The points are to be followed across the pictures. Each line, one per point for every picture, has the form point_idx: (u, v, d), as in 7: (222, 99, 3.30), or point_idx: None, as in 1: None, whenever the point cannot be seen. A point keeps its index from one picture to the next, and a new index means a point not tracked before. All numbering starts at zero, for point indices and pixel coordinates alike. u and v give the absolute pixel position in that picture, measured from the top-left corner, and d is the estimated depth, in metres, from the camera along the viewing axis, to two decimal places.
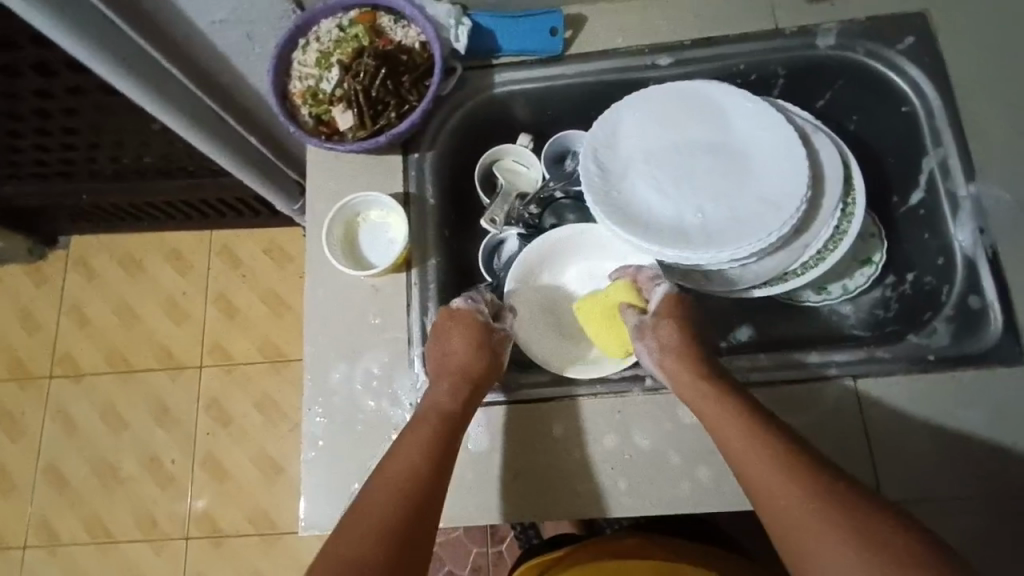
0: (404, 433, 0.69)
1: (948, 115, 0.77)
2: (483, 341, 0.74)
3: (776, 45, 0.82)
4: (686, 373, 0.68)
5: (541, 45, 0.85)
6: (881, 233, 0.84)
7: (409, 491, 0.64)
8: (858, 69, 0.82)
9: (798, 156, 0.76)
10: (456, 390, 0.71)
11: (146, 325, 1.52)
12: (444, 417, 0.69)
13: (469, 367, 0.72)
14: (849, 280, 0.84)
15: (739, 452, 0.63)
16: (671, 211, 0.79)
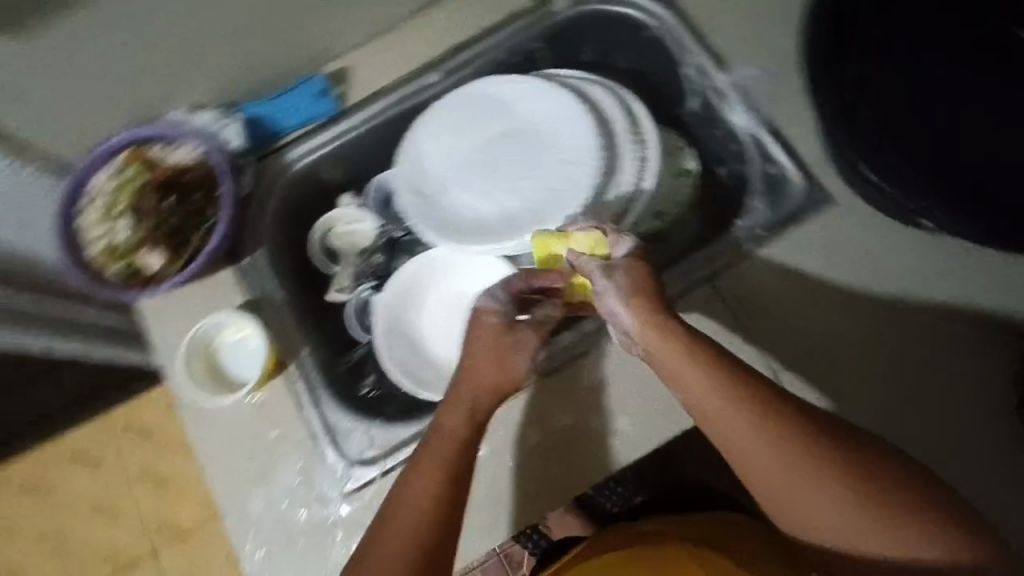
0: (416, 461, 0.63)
1: (682, 26, 0.85)
2: (509, 347, 0.69)
3: (521, 26, 0.89)
4: (664, 344, 0.62)
5: (318, 110, 0.86)
6: (682, 142, 0.87)
7: (425, 531, 0.59)
8: (597, 18, 0.90)
9: (579, 120, 0.82)
10: (474, 408, 0.66)
11: (75, 540, 1.40)
12: (461, 441, 0.64)
13: (487, 386, 0.67)
14: (678, 195, 0.86)
15: (743, 424, 0.57)
16: (494, 205, 0.82)
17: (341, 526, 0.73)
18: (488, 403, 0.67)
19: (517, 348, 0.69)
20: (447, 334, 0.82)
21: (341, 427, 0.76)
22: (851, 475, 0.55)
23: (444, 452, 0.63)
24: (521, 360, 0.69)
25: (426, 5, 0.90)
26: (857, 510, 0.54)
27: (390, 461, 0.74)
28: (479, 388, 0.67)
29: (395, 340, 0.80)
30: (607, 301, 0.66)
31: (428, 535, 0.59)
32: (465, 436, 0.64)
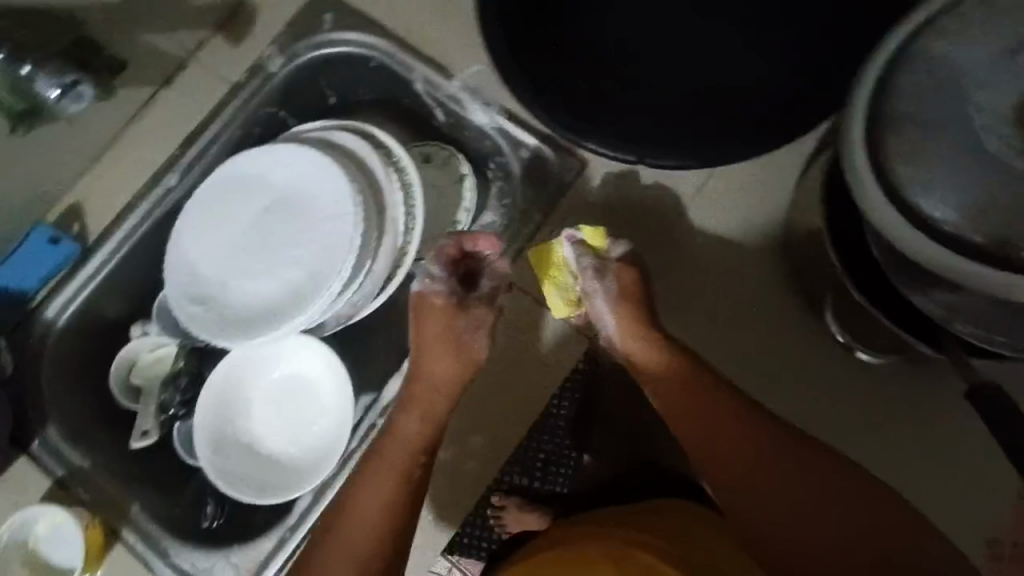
0: (367, 464, 0.68)
1: (398, 47, 0.86)
2: (462, 331, 0.73)
3: (244, 96, 0.86)
4: (638, 349, 0.70)
5: (55, 260, 0.79)
6: (453, 150, 0.88)
7: (383, 527, 0.65)
8: (318, 63, 0.88)
9: (333, 176, 0.79)
10: (427, 415, 0.71)
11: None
12: (415, 442, 0.69)
13: (445, 380, 0.72)
14: (464, 201, 0.86)
15: (698, 412, 0.66)
16: (276, 285, 0.78)
17: None
18: (443, 398, 0.72)
19: (467, 331, 0.73)
20: (280, 427, 0.78)
21: (200, 568, 0.72)
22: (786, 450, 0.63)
23: (402, 457, 0.68)
24: (479, 340, 0.73)
25: (138, 108, 0.85)
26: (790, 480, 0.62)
27: None
28: (432, 388, 0.72)
29: (229, 455, 0.76)
30: (595, 301, 0.72)
31: (384, 531, 0.65)
32: (426, 435, 0.70)
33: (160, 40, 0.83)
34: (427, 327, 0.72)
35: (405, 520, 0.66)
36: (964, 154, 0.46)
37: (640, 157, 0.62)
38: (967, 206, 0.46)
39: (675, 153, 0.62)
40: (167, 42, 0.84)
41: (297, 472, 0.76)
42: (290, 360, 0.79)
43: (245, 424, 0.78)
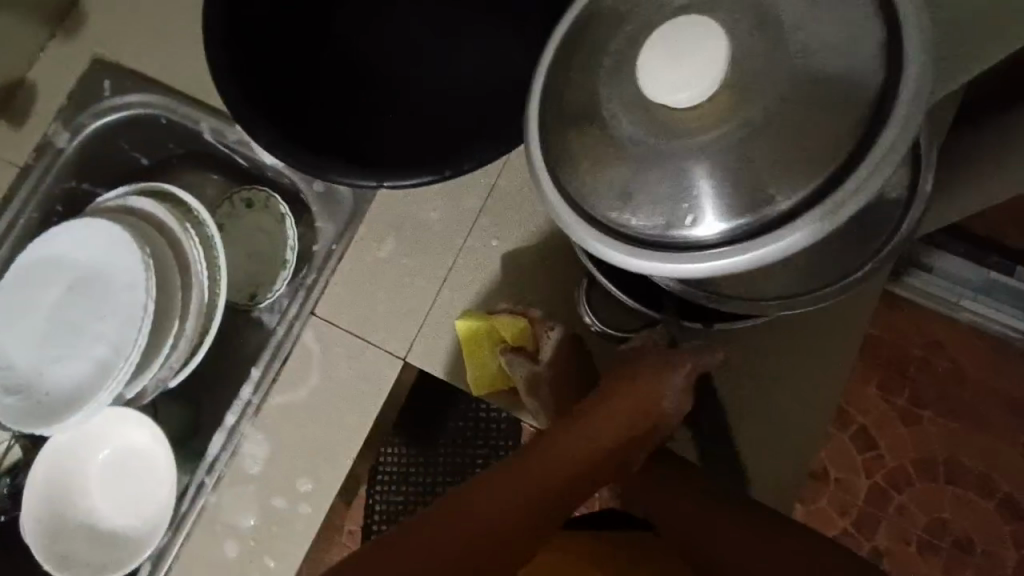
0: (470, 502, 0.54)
1: (180, 101, 0.86)
2: (652, 396, 0.62)
3: (34, 177, 0.85)
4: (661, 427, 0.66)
5: None
6: (269, 191, 0.90)
7: None
8: (106, 130, 0.87)
9: (124, 242, 0.78)
10: (555, 476, 0.56)
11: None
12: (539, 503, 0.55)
13: (601, 427, 0.60)
14: (288, 240, 0.87)
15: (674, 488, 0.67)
16: (86, 362, 0.78)
17: None
18: (583, 458, 0.58)
19: (656, 400, 0.62)
20: (117, 501, 0.79)
21: None
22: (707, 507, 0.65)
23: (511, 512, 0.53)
24: (658, 398, 0.62)
25: None
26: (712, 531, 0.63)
27: None
28: (577, 428, 0.60)
29: (66, 538, 0.76)
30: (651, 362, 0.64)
31: None
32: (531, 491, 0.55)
33: None
34: (592, 404, 0.61)
35: None
36: (609, 148, 0.46)
37: (379, 180, 0.60)
38: (630, 198, 0.46)
39: (418, 169, 0.60)
40: None
41: (137, 542, 0.76)
42: (116, 432, 0.79)
43: (80, 505, 0.78)
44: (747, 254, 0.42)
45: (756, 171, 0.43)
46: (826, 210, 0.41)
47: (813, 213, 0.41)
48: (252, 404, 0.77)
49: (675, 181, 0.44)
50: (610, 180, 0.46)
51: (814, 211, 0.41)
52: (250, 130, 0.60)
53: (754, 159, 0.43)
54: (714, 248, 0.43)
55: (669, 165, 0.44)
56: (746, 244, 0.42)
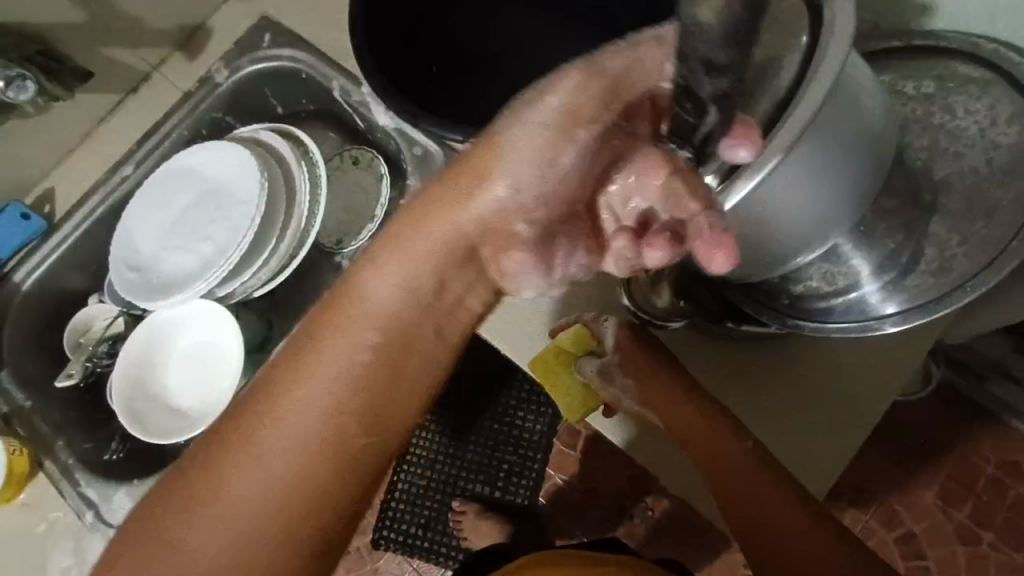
0: (332, 325, 0.54)
1: (320, 60, 0.99)
2: (502, 144, 0.55)
3: (191, 103, 1.01)
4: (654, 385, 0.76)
5: (26, 233, 0.95)
6: (373, 152, 1.00)
7: (344, 415, 0.51)
8: (256, 75, 1.02)
9: (251, 171, 0.91)
10: (418, 288, 0.55)
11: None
12: (398, 314, 0.54)
13: (448, 213, 0.55)
14: (382, 196, 0.98)
15: (749, 470, 0.70)
16: (195, 257, 0.91)
17: None
18: (437, 253, 0.55)
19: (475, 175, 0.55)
20: (188, 382, 0.90)
21: (102, 495, 0.83)
22: (774, 492, 0.69)
23: (373, 330, 0.53)
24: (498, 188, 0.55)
25: (106, 111, 1.01)
26: (773, 520, 0.68)
27: None
28: (425, 237, 0.55)
29: (144, 402, 0.89)
30: (545, 95, 0.54)
31: (348, 431, 0.51)
32: (398, 306, 0.54)
33: (124, 55, 0.99)
34: (447, 186, 0.56)
35: (364, 423, 0.52)
36: None
37: (464, 135, 0.69)
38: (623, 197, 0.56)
39: None
40: (130, 57, 1.00)
41: (199, 419, 0.88)
42: (201, 322, 0.91)
43: (159, 377, 0.90)
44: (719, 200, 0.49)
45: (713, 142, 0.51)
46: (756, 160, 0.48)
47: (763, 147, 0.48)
48: None
49: None
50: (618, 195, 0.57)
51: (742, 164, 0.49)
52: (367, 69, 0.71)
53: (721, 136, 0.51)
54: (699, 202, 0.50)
55: None
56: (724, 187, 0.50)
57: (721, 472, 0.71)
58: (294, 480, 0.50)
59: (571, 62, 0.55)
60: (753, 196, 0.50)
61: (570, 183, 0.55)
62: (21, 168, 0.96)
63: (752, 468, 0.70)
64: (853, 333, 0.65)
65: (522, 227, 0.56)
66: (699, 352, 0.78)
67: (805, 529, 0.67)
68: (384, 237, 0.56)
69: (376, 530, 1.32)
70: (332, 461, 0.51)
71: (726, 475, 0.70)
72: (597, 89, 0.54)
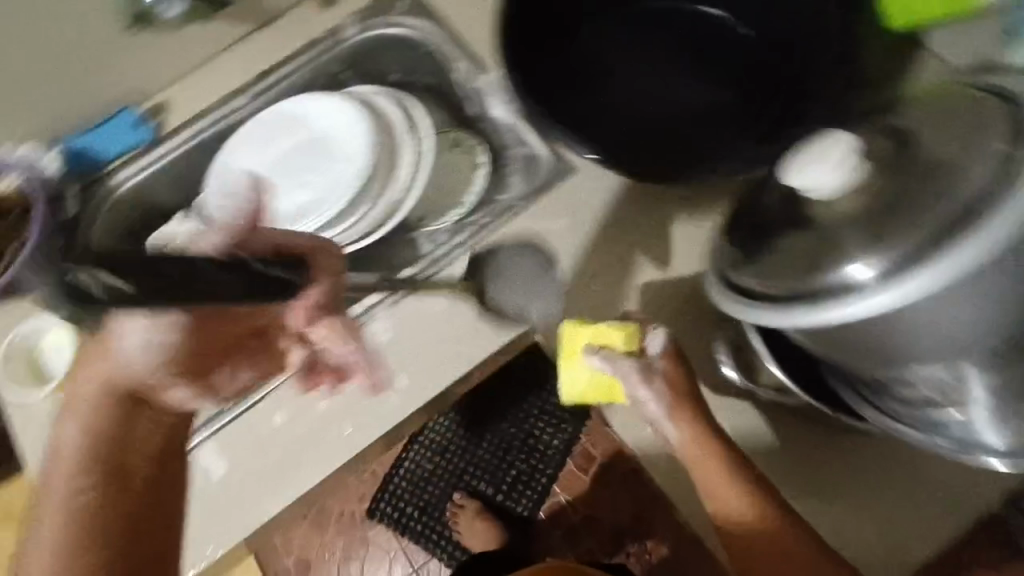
0: (64, 419, 0.64)
1: (447, 38, 0.98)
2: (169, 335, 0.64)
3: (318, 52, 1.02)
4: (690, 425, 0.71)
5: (134, 138, 0.97)
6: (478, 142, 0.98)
7: (102, 485, 0.61)
8: (384, 40, 1.03)
9: (360, 155, 0.91)
10: (93, 425, 0.62)
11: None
12: (92, 440, 0.62)
13: (92, 396, 0.63)
14: (474, 185, 0.96)
15: (774, 536, 0.68)
16: (289, 203, 0.94)
17: None
18: (110, 399, 0.63)
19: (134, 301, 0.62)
20: None
21: None
22: (802, 556, 0.67)
23: (80, 454, 0.61)
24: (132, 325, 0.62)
25: (234, 41, 1.03)
26: None
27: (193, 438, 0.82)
28: (80, 395, 0.63)
29: None
30: (130, 338, 0.62)
31: (138, 496, 0.63)
32: (82, 450, 0.61)
33: None
34: (97, 356, 0.64)
35: (148, 487, 0.64)
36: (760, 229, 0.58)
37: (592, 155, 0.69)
38: (764, 268, 0.56)
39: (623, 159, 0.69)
40: None
41: None
42: None
43: None
44: (866, 302, 0.48)
45: (880, 240, 0.49)
46: (922, 272, 0.47)
47: (933, 259, 0.47)
48: (391, 295, 0.85)
49: (806, 257, 0.53)
50: (758, 261, 0.57)
51: (903, 273, 0.48)
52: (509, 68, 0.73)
53: (891, 237, 0.49)
54: (842, 297, 0.50)
55: (811, 236, 0.53)
56: (878, 288, 0.48)
57: (736, 521, 0.69)
58: (80, 535, 0.59)
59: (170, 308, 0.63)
60: (909, 305, 0.48)
61: (216, 335, 0.68)
62: (143, 76, 0.98)
63: (780, 526, 0.68)
64: (952, 455, 0.62)
65: (180, 394, 0.67)
66: (787, 436, 0.76)
67: None
68: (133, 333, 0.62)
69: (374, 503, 1.32)
70: (113, 519, 0.61)
71: (750, 539, 0.69)
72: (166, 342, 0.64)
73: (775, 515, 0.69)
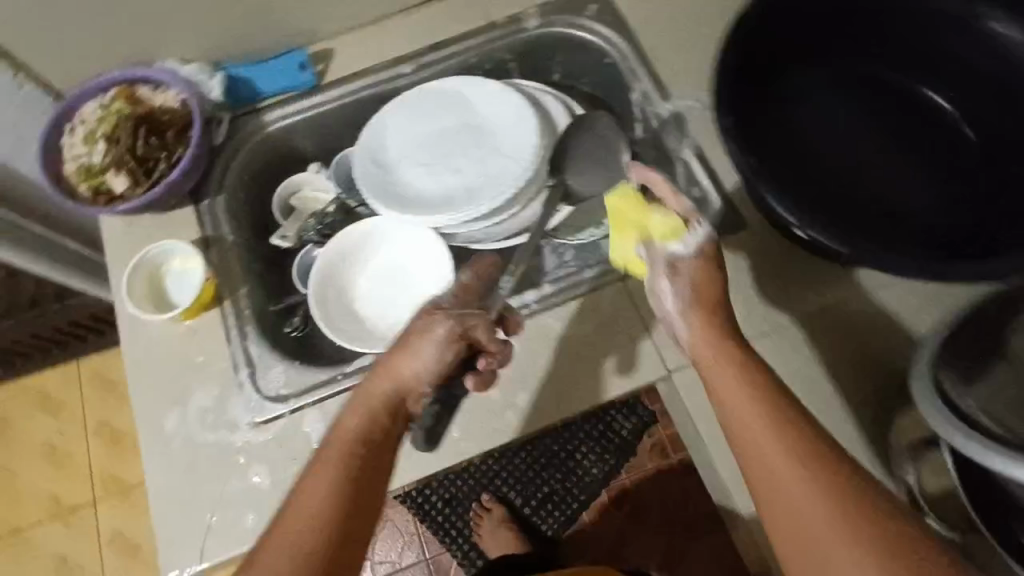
0: (354, 399, 0.67)
1: (635, 54, 0.93)
2: (447, 351, 0.69)
3: (494, 35, 0.98)
4: (700, 324, 0.65)
5: (295, 81, 0.94)
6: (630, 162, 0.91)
7: (360, 476, 0.60)
8: (565, 40, 0.99)
9: (528, 155, 0.88)
10: (373, 422, 0.64)
11: (129, 436, 1.80)
12: (367, 434, 0.63)
13: (380, 400, 0.66)
14: None
15: (754, 425, 0.57)
16: (438, 184, 0.90)
17: (244, 453, 0.79)
18: (385, 404, 0.66)
19: (423, 339, 0.68)
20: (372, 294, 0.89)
21: (262, 363, 0.82)
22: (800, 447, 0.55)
23: (360, 442, 0.63)
24: (424, 354, 0.68)
25: (411, 5, 0.99)
26: (797, 492, 0.54)
27: (300, 401, 0.80)
28: (371, 395, 0.66)
29: (329, 292, 0.87)
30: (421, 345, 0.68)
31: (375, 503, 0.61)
32: (364, 438, 0.63)
33: None
34: (393, 358, 0.68)
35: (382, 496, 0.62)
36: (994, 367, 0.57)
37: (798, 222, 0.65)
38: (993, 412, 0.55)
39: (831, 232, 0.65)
40: None
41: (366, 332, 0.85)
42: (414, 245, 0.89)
43: (349, 281, 0.89)
44: None
45: None
46: None
47: None
48: (527, 307, 0.82)
49: None
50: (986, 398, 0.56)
51: None
52: (719, 109, 0.70)
53: None
54: None
55: None
56: None
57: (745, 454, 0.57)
58: (332, 522, 0.57)
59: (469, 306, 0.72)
60: None
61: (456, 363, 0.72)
62: (317, 21, 0.95)
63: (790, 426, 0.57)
64: None
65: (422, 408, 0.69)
66: None
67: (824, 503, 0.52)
68: (414, 345, 0.68)
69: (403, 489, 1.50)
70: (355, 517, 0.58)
71: (743, 447, 0.58)
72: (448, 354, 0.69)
73: (807, 442, 0.55)
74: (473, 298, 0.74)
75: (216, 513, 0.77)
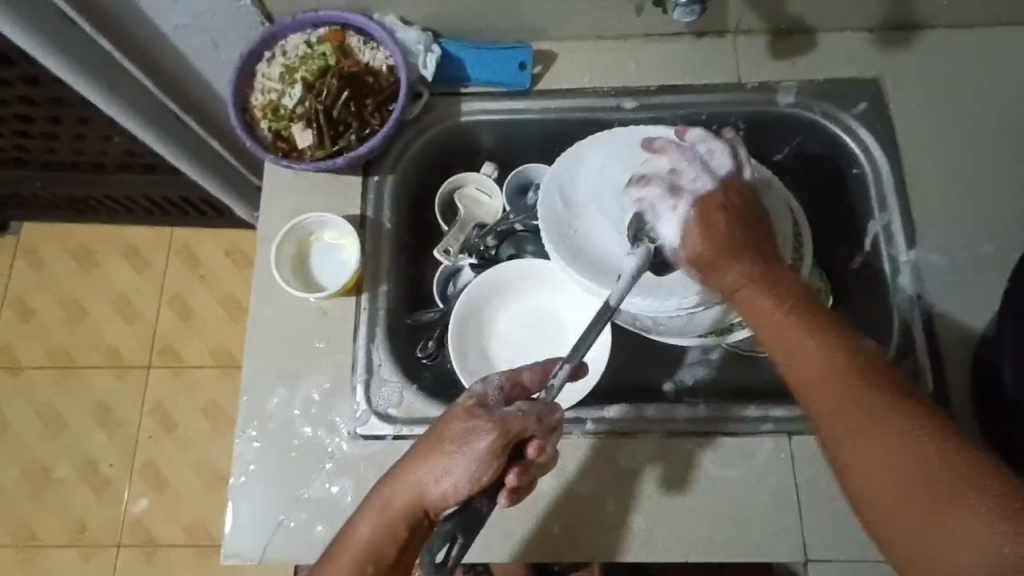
0: (369, 500, 0.64)
1: (894, 181, 0.80)
2: (474, 468, 0.61)
3: (740, 98, 0.84)
4: (722, 250, 0.67)
5: (509, 78, 0.85)
6: (827, 288, 0.83)
7: None
8: (815, 129, 0.84)
9: None
10: (390, 535, 0.62)
11: (189, 318, 1.74)
12: (379, 551, 0.62)
13: (397, 514, 0.62)
14: None
15: (808, 367, 0.59)
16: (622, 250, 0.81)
17: (333, 460, 0.74)
18: (407, 518, 0.62)
19: (458, 450, 0.62)
20: (512, 339, 0.82)
21: (381, 374, 0.77)
22: (850, 394, 0.56)
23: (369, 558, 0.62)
24: (454, 471, 0.62)
25: (657, 34, 0.87)
26: (856, 444, 0.54)
27: (406, 429, 0.74)
28: (388, 507, 0.63)
29: (472, 324, 0.80)
30: (449, 456, 0.62)
31: None
32: (376, 554, 0.62)
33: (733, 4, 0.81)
34: (417, 460, 0.63)
35: None
36: None
37: None
38: None
39: None
40: (734, 9, 0.83)
41: None
42: (574, 304, 0.82)
43: (493, 317, 0.82)
44: None
45: None
46: None
47: None
48: (675, 424, 0.76)
49: None
50: None
51: None
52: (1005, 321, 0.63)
53: None
54: None
55: None
56: None
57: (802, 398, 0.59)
58: None
59: (505, 417, 0.63)
60: None
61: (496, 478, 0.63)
62: (554, 21, 0.84)
63: (835, 372, 0.57)
64: None
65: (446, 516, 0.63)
66: None
67: (881, 444, 0.52)
68: (439, 455, 0.62)
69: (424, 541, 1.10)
70: None
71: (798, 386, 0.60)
72: (481, 468, 0.61)
73: (855, 376, 0.56)
74: (522, 398, 0.69)
75: (289, 514, 0.73)
